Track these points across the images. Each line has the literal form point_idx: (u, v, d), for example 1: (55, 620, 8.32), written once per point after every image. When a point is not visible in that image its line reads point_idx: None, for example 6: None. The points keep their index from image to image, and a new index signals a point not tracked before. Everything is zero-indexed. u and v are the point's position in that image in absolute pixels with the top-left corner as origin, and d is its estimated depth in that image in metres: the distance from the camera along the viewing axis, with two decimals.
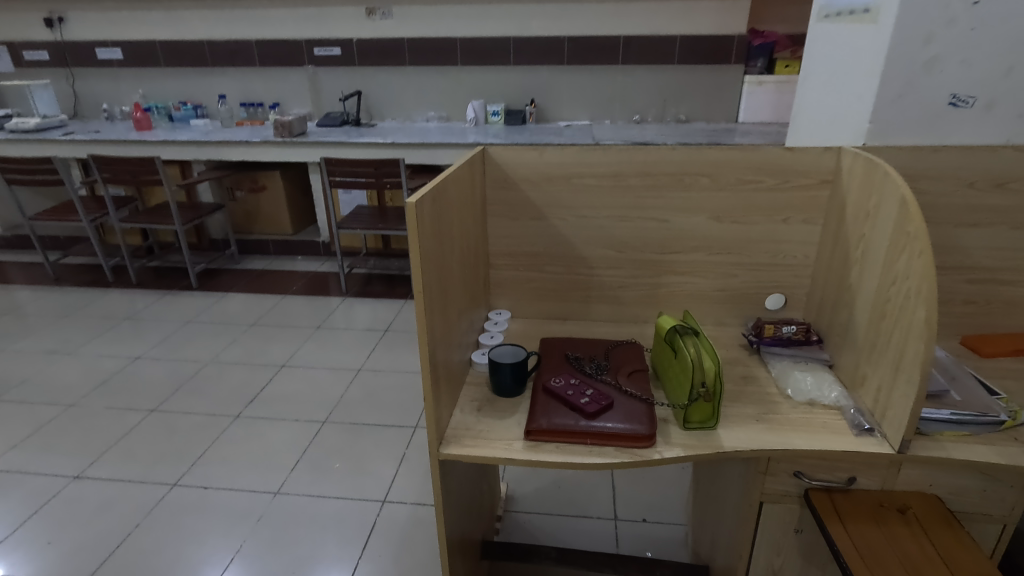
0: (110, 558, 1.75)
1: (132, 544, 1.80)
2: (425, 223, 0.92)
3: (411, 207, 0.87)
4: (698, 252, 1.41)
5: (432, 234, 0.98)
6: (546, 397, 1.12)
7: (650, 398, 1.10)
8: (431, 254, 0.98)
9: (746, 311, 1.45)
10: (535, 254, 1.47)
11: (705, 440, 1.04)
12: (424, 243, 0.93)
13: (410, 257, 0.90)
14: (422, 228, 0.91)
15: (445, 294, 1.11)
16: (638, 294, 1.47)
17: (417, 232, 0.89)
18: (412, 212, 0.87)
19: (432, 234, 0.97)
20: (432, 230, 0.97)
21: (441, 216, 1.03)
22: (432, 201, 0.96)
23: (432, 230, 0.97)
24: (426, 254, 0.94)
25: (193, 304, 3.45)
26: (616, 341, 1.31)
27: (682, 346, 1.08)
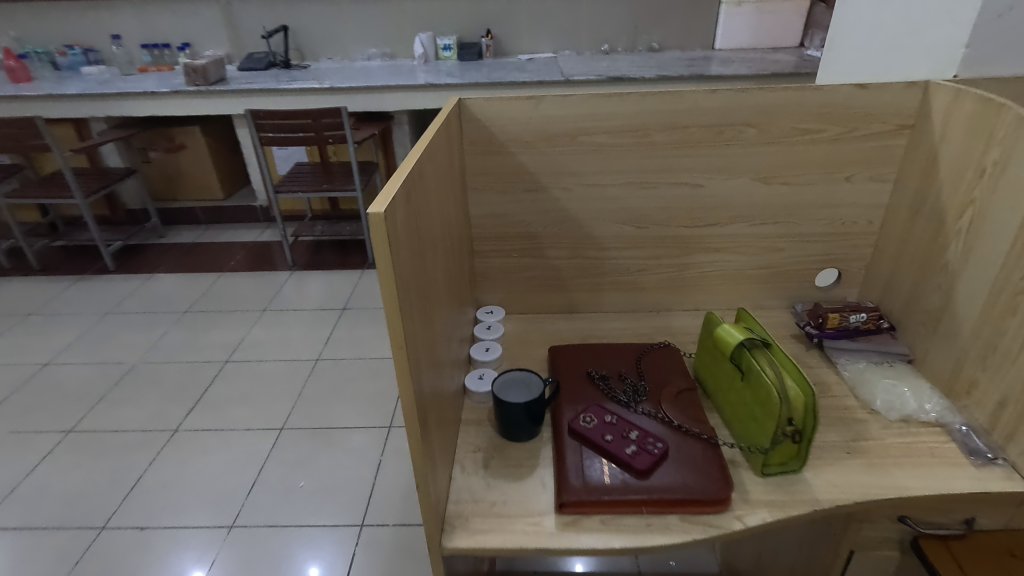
0: None
1: None
2: (398, 238, 0.58)
3: (377, 218, 0.52)
4: (738, 224, 1.12)
5: (409, 248, 0.63)
6: (575, 445, 0.83)
7: (710, 434, 0.84)
8: (409, 278, 0.64)
9: (791, 291, 1.19)
10: (532, 235, 1.14)
11: (791, 491, 0.79)
12: (401, 267, 0.59)
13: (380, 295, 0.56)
14: (396, 245, 0.57)
15: (428, 319, 0.77)
16: (662, 278, 1.18)
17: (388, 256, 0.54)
18: (378, 225, 0.52)
19: (408, 247, 0.63)
20: (408, 240, 0.63)
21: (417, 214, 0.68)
22: (404, 194, 0.61)
23: (408, 241, 0.63)
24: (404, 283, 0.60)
25: (111, 291, 2.95)
26: (646, 346, 1.03)
27: (755, 369, 0.81)
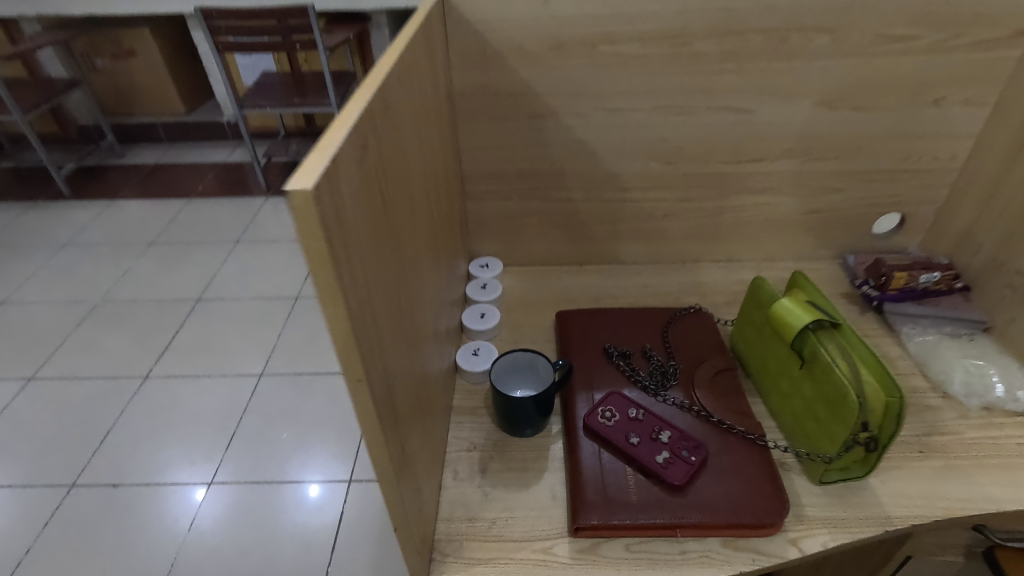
0: None
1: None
2: (349, 221, 0.36)
3: (305, 197, 0.30)
4: (790, 159, 0.91)
5: (372, 228, 0.42)
6: (592, 447, 0.68)
7: (757, 433, 0.68)
8: (377, 272, 0.43)
9: (843, 239, 1.00)
10: (536, 174, 0.93)
11: (856, 505, 0.64)
12: (358, 267, 0.38)
13: (325, 314, 0.35)
14: (348, 235, 0.36)
15: (412, 310, 0.57)
16: (691, 224, 0.98)
17: (331, 258, 0.33)
18: (308, 210, 0.31)
19: (372, 227, 0.42)
20: (371, 218, 0.41)
21: (385, 172, 0.46)
22: (357, 145, 0.38)
23: (372, 217, 0.41)
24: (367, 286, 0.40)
25: (69, 219, 2.69)
26: (674, 314, 0.86)
27: (822, 359, 0.64)
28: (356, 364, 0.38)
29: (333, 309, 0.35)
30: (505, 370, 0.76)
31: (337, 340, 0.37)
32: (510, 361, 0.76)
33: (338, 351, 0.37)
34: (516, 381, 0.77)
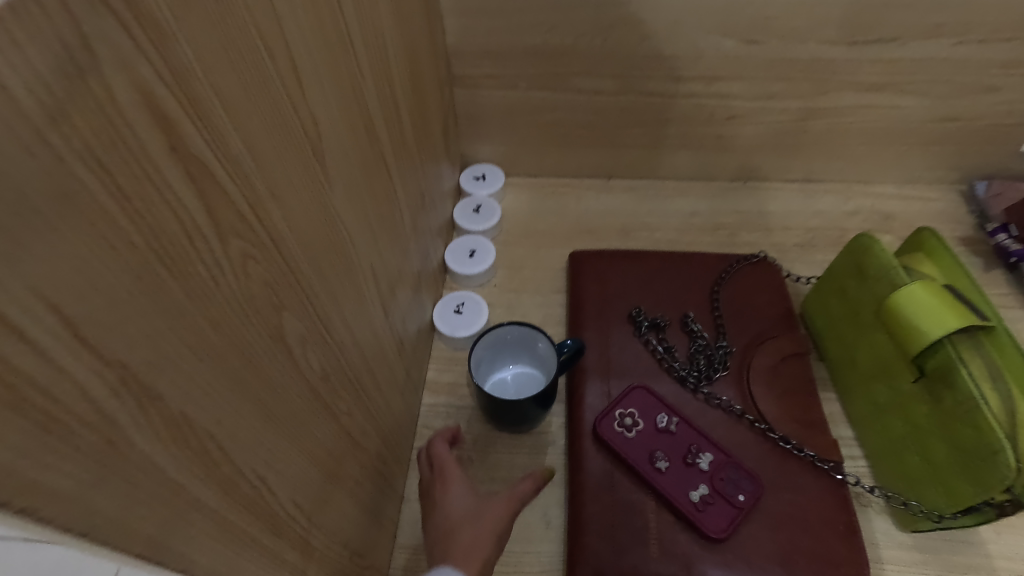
0: None
1: None
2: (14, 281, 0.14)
3: None
4: (932, 39, 0.61)
5: (159, 249, 0.19)
6: (603, 466, 0.50)
7: (831, 460, 0.50)
8: (194, 328, 0.21)
9: (975, 162, 0.72)
10: (551, 52, 0.65)
11: (957, 566, 0.47)
12: (84, 373, 0.16)
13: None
14: None
15: (342, 313, 0.36)
16: (764, 132, 0.71)
17: None
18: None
19: (159, 249, 0.19)
20: (150, 232, 0.19)
21: (215, 110, 0.22)
22: (43, 71, 0.15)
23: (160, 225, 0.19)
24: (141, 388, 0.19)
25: None
26: (732, 265, 0.63)
27: (954, 384, 0.42)
28: (120, 548, 0.18)
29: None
30: (491, 347, 0.56)
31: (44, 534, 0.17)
32: (496, 337, 0.56)
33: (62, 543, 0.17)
34: (508, 356, 0.58)
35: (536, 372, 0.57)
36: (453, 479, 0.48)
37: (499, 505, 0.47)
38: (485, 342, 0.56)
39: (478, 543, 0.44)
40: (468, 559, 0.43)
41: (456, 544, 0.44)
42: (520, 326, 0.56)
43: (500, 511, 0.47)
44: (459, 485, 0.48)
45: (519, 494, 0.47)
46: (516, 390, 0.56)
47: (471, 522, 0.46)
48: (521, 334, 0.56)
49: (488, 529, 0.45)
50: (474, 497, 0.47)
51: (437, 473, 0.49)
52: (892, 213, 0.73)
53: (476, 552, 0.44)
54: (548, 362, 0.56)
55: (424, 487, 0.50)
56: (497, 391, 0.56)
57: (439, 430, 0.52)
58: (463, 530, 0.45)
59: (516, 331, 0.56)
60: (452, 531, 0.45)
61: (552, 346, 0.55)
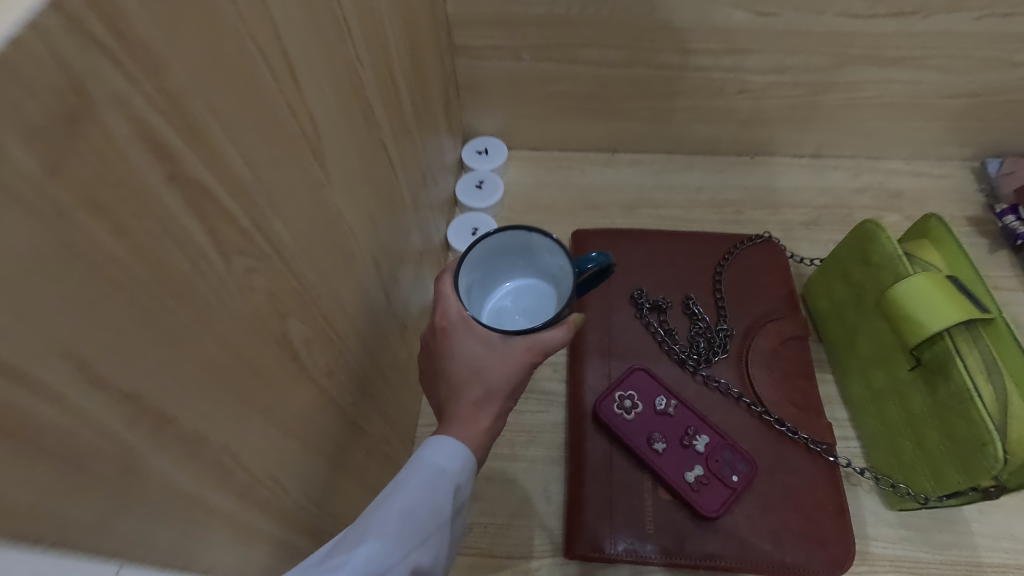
0: None
1: None
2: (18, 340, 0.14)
3: None
4: (957, 12, 0.58)
5: (163, 285, 0.19)
6: (603, 445, 0.52)
7: (825, 443, 0.51)
8: (205, 352, 0.22)
9: (988, 140, 0.70)
10: (559, 22, 0.63)
11: (943, 546, 0.49)
12: (101, 411, 0.17)
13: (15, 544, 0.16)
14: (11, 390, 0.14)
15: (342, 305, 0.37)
16: (774, 107, 0.69)
17: None
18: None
19: (163, 279, 0.19)
20: (154, 266, 0.19)
21: (213, 135, 0.22)
22: (42, 120, 0.15)
23: (161, 255, 0.19)
24: (155, 417, 0.19)
25: None
26: (737, 244, 0.63)
27: (949, 374, 0.43)
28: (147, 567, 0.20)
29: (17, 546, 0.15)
30: (480, 266, 0.41)
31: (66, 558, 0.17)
32: (484, 251, 0.40)
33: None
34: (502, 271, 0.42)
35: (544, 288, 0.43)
36: (456, 323, 0.38)
37: (516, 354, 0.37)
38: (470, 264, 0.40)
39: (490, 399, 0.37)
40: (470, 427, 0.36)
41: (462, 406, 0.37)
42: (512, 232, 0.40)
43: (517, 361, 0.37)
44: (466, 332, 0.38)
45: (544, 339, 0.37)
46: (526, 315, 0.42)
47: (477, 377, 0.37)
48: (513, 242, 0.41)
49: (499, 386, 0.37)
50: (485, 342, 0.37)
51: (436, 316, 0.39)
52: (901, 190, 0.72)
53: (485, 411, 0.37)
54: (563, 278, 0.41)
55: (426, 337, 0.40)
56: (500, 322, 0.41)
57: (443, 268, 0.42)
58: (470, 387, 0.37)
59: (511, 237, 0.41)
60: (460, 386, 0.37)
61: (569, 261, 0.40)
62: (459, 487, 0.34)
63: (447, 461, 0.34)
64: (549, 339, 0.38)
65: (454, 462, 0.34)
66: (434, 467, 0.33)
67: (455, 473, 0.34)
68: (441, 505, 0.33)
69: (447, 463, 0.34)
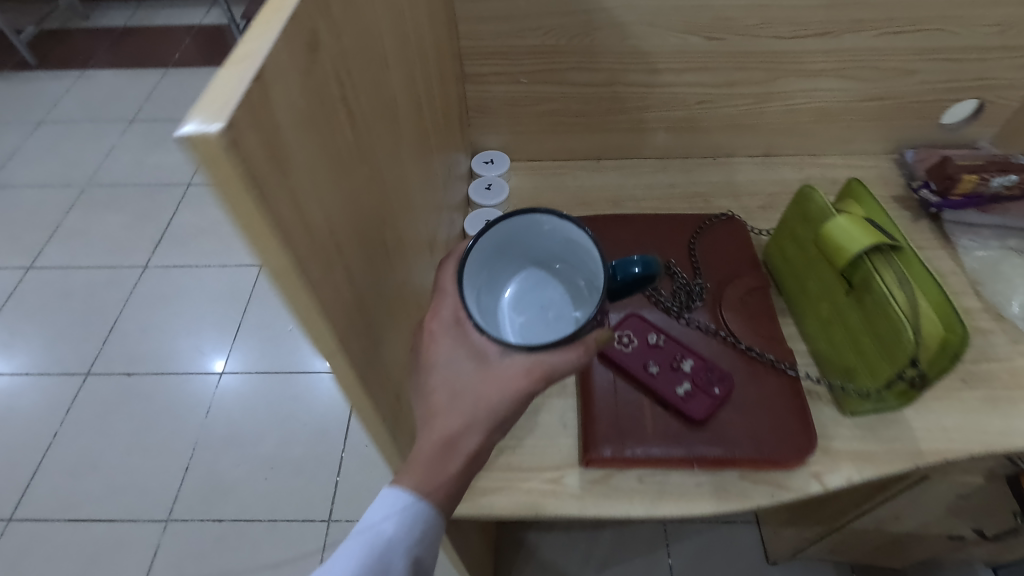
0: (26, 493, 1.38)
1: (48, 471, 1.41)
2: (298, 160, 0.26)
3: (218, 150, 0.21)
4: (861, 32, 0.74)
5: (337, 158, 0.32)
6: (607, 375, 0.63)
7: (787, 362, 0.63)
8: (353, 214, 0.34)
9: (905, 133, 0.86)
10: (550, 51, 0.78)
11: (888, 438, 0.60)
12: (319, 219, 0.29)
13: (276, 287, 0.28)
14: (296, 185, 0.26)
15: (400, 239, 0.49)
16: (728, 114, 0.85)
17: (278, 224, 0.24)
18: (221, 161, 0.21)
19: (338, 158, 0.31)
20: (336, 149, 0.31)
21: (356, 79, 0.34)
22: (306, 48, 0.27)
23: (337, 145, 0.31)
24: (335, 240, 0.31)
25: (42, 90, 2.48)
26: (706, 219, 0.76)
27: (871, 287, 0.56)
28: (329, 339, 0.31)
29: (285, 279, 0.27)
30: (481, 274, 0.49)
31: (294, 310, 0.29)
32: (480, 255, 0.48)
33: (301, 326, 0.30)
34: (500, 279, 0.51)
35: (552, 283, 0.51)
36: (453, 328, 0.46)
37: (504, 379, 0.43)
38: (473, 280, 0.47)
39: (474, 418, 0.44)
40: (456, 444, 0.44)
41: (450, 416, 0.45)
42: (493, 237, 0.48)
43: (502, 385, 0.44)
44: (464, 347, 0.45)
45: (544, 364, 0.43)
46: (544, 314, 0.50)
47: (468, 394, 0.44)
48: (494, 247, 0.49)
49: (485, 406, 0.44)
50: (480, 358, 0.45)
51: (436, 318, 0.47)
52: (838, 178, 0.87)
53: (470, 430, 0.44)
54: (554, 245, 0.50)
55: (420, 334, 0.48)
56: (522, 328, 0.49)
57: (448, 255, 0.52)
58: (460, 402, 0.44)
59: (497, 233, 0.49)
60: (449, 397, 0.45)
61: (544, 233, 0.49)
62: (405, 534, 0.43)
63: (383, 521, 0.42)
64: (553, 361, 0.43)
65: (396, 518, 0.42)
66: (376, 527, 0.42)
67: (393, 527, 0.42)
68: (382, 559, 0.42)
69: (382, 521, 0.42)
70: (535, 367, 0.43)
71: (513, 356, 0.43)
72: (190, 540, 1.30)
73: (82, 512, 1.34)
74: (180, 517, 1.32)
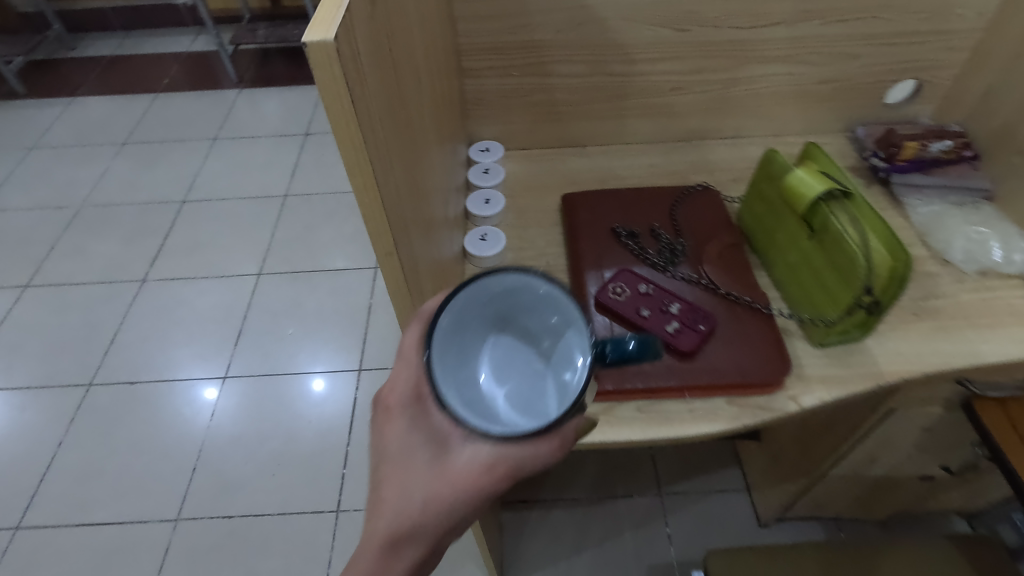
0: (34, 502, 1.40)
1: (56, 479, 1.43)
2: (369, 83, 0.34)
3: (331, 57, 0.28)
4: (809, 21, 0.84)
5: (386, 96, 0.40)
6: (605, 321, 0.70)
7: (763, 303, 0.71)
8: (399, 144, 0.42)
9: (856, 111, 0.97)
10: (539, 46, 0.87)
11: (853, 363, 0.68)
12: (380, 136, 0.36)
13: (353, 185, 0.35)
14: (368, 101, 0.34)
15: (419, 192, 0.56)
16: (698, 99, 0.95)
17: (359, 127, 0.32)
18: (328, 65, 0.29)
19: (389, 95, 0.40)
20: (387, 87, 0.39)
21: (395, 39, 0.43)
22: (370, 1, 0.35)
23: (387, 85, 0.39)
24: (388, 157, 0.39)
25: (33, 117, 2.53)
26: (684, 190, 0.85)
27: (829, 227, 0.65)
28: (386, 237, 0.39)
29: (359, 176, 0.35)
30: (451, 345, 0.41)
31: (364, 206, 0.36)
32: (449, 324, 0.41)
33: (367, 225, 0.38)
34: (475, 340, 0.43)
35: (536, 343, 0.44)
36: (409, 409, 0.41)
37: (458, 482, 0.39)
38: (442, 344, 0.40)
39: (420, 522, 0.40)
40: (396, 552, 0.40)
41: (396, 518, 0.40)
42: (469, 292, 0.41)
43: (455, 489, 0.39)
44: (417, 433, 0.41)
45: (507, 462, 0.38)
46: (533, 385, 0.42)
47: (417, 496, 0.40)
48: (469, 304, 0.42)
49: (434, 507, 0.40)
50: (433, 452, 0.40)
51: (389, 395, 0.42)
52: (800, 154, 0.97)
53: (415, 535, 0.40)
54: (544, 304, 0.42)
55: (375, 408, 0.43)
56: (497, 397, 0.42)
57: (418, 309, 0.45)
58: (407, 503, 0.40)
59: (475, 290, 0.41)
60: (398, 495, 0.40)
61: (535, 285, 0.41)
62: None
63: None
64: (519, 458, 0.38)
65: None
66: None
67: None
68: None
69: None
70: (498, 466, 0.38)
71: (476, 451, 0.38)
72: (199, 536, 1.34)
73: (92, 516, 1.38)
74: (190, 515, 1.37)
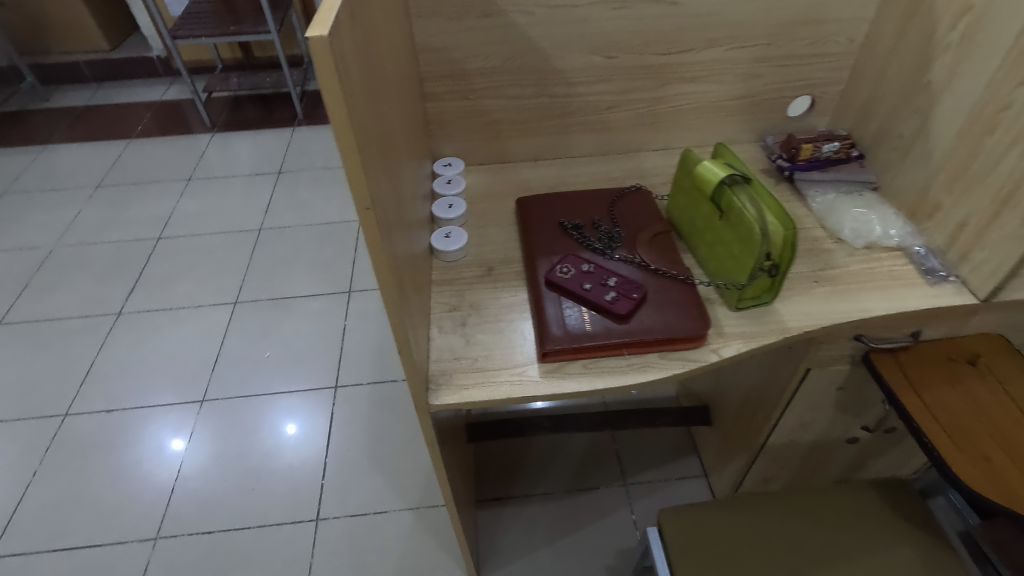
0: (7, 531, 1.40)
1: (29, 507, 1.44)
2: (349, 70, 0.46)
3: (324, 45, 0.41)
4: (715, 48, 1.01)
5: (363, 90, 0.52)
6: (554, 296, 0.81)
7: (687, 276, 0.83)
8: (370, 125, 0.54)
9: (764, 123, 1.13)
10: (490, 73, 1.01)
11: (764, 321, 0.81)
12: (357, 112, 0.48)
13: (339, 147, 0.47)
14: (349, 83, 0.46)
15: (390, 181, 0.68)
16: (631, 116, 1.10)
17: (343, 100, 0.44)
18: (323, 50, 0.41)
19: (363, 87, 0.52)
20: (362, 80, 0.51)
21: (367, 49, 0.55)
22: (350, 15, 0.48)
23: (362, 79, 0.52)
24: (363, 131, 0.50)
25: (5, 165, 2.58)
26: (622, 191, 0.99)
27: (733, 206, 0.78)
28: (363, 191, 0.50)
29: (343, 138, 0.46)
30: None
31: (347, 163, 0.48)
32: None
33: (349, 181, 0.49)
34: None
35: None
36: None
37: None
38: None
39: None
40: None
41: None
42: None
43: None
44: None
45: None
46: None
47: None
48: None
49: None
50: None
51: None
52: None
53: None
54: None
55: None
56: None
57: None
58: None
59: None
60: None
61: None
62: None
63: None
64: None
65: None
66: None
67: None
68: None
69: None
70: None
71: None
72: (178, 552, 1.36)
73: (68, 541, 1.39)
74: (169, 533, 1.39)
